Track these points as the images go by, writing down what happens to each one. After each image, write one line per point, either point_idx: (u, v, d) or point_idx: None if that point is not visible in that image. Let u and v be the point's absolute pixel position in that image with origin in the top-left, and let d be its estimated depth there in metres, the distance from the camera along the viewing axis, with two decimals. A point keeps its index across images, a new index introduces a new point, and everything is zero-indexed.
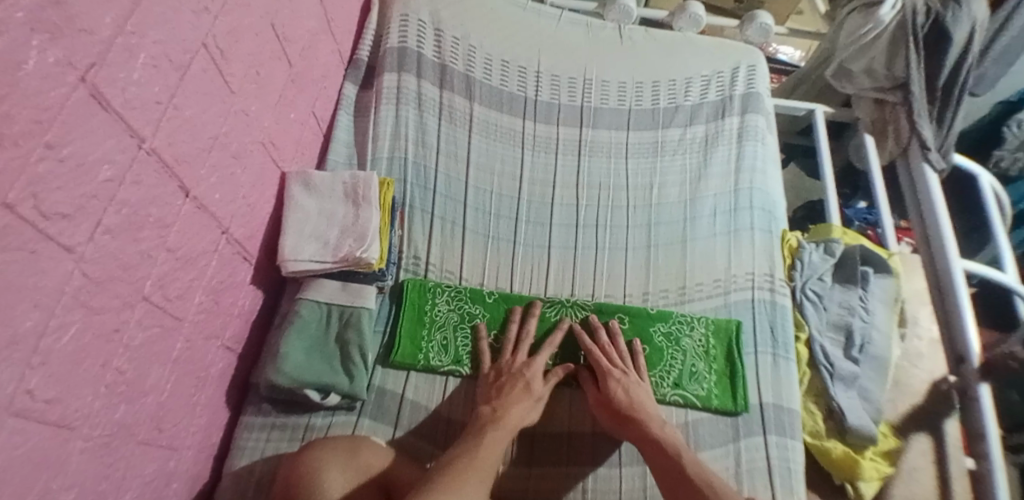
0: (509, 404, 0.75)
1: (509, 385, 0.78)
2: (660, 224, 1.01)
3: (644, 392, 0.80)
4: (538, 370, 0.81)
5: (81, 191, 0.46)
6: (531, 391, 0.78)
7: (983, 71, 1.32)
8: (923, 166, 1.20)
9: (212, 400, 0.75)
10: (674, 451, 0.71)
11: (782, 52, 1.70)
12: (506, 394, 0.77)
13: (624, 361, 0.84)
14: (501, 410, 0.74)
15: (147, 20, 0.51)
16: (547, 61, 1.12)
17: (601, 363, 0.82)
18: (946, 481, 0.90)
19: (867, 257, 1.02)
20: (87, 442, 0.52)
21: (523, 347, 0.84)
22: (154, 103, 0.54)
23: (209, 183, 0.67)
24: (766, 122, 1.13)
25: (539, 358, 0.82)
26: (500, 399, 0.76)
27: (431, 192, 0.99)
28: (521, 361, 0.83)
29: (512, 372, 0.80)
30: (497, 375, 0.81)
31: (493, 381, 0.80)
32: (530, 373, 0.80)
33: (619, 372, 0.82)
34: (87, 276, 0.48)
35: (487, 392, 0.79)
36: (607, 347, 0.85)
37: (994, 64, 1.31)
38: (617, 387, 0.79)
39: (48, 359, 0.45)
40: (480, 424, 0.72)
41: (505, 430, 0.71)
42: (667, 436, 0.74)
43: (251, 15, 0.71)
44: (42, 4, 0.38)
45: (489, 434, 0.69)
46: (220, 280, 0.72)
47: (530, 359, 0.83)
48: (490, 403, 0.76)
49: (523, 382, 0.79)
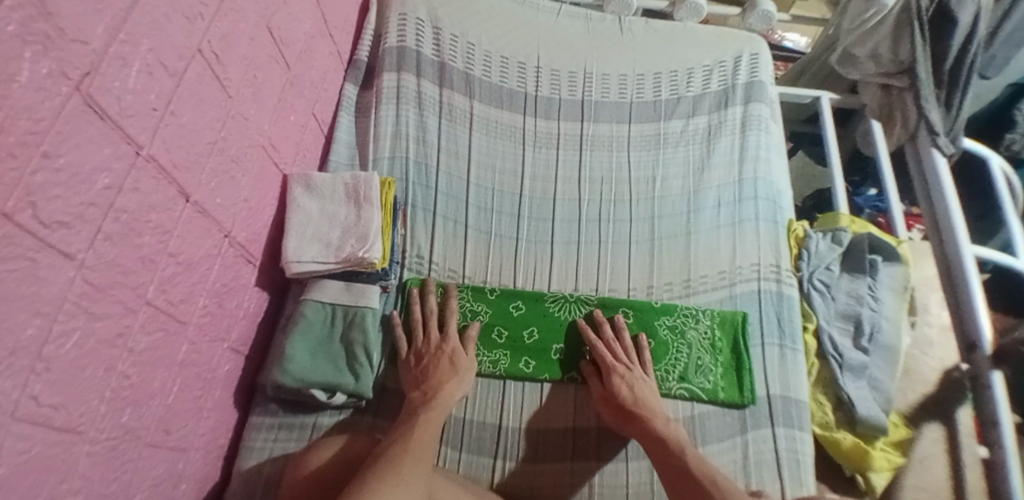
0: (440, 386, 0.77)
1: (432, 366, 0.79)
2: (663, 217, 1.00)
3: (648, 388, 0.80)
4: (458, 345, 0.83)
5: (78, 200, 0.46)
6: (457, 365, 0.80)
7: (994, 53, 1.30)
8: (932, 151, 1.17)
9: (219, 401, 0.76)
10: (678, 448, 0.71)
11: (787, 40, 1.67)
12: (432, 375, 0.78)
13: (630, 357, 0.84)
14: (431, 392, 0.76)
15: (139, 28, 0.51)
16: (546, 56, 1.11)
17: (606, 359, 0.82)
18: (959, 470, 0.89)
19: (875, 244, 1.00)
20: (93, 445, 0.53)
21: (433, 326, 0.84)
22: (149, 110, 0.55)
23: (209, 188, 0.67)
24: (770, 111, 1.11)
25: (452, 333, 0.84)
26: (430, 381, 0.77)
27: (432, 190, 0.99)
28: (436, 342, 0.83)
29: (432, 353, 0.81)
30: (417, 359, 0.81)
31: (415, 365, 0.81)
32: (450, 348, 0.81)
33: (624, 368, 0.81)
34: (88, 283, 0.49)
35: (411, 377, 0.79)
36: (614, 344, 0.85)
37: (1004, 46, 1.29)
38: (622, 384, 0.79)
39: (52, 365, 0.46)
40: (411, 410, 0.74)
41: (435, 412, 0.73)
42: (671, 432, 0.73)
43: (245, 20, 0.71)
44: (32, 16, 0.38)
45: (422, 419, 0.71)
46: (223, 283, 0.73)
47: (442, 335, 0.84)
48: (418, 388, 0.77)
49: (447, 357, 0.80)
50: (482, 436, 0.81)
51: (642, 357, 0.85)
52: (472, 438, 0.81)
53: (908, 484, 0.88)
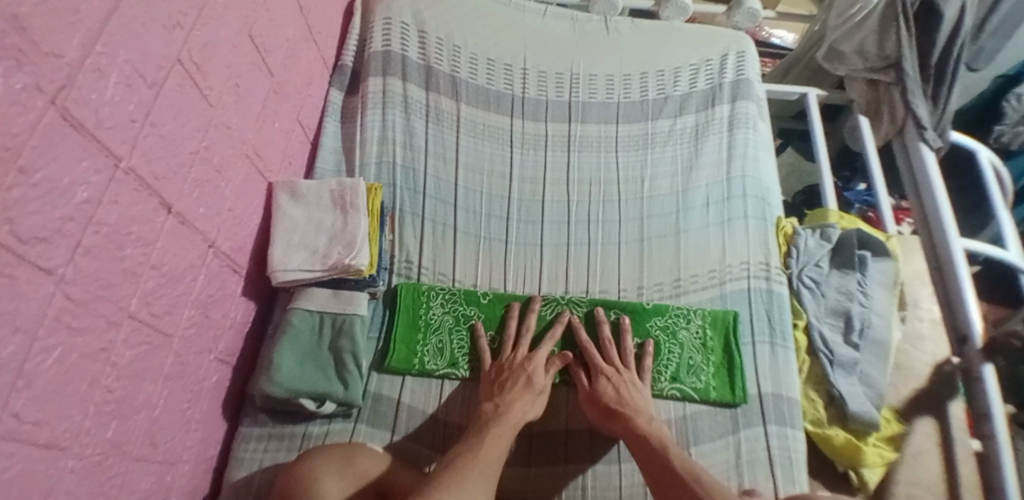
0: (513, 402, 0.76)
1: (510, 381, 0.79)
2: (652, 217, 1.00)
3: (636, 390, 0.80)
4: (540, 365, 0.81)
5: (57, 214, 0.46)
6: (532, 385, 0.79)
7: (982, 44, 1.31)
8: (919, 145, 1.17)
9: (208, 413, 0.75)
10: (661, 447, 0.71)
11: (775, 36, 1.67)
12: (508, 391, 0.78)
13: (619, 359, 0.84)
14: (502, 407, 0.75)
15: (116, 39, 0.51)
16: (532, 57, 1.11)
17: (594, 360, 0.83)
18: (952, 465, 0.89)
19: (863, 240, 1.00)
20: (78, 461, 0.52)
21: (523, 342, 0.85)
22: (128, 121, 0.54)
23: (192, 198, 0.67)
24: (758, 108, 1.11)
25: (539, 351, 0.83)
26: (504, 395, 0.77)
27: (420, 194, 0.98)
28: (521, 356, 0.83)
29: (514, 367, 0.81)
30: (498, 372, 0.82)
31: (494, 377, 0.81)
32: (531, 367, 0.80)
33: (611, 370, 0.82)
34: (68, 298, 0.48)
35: (488, 389, 0.80)
36: (606, 343, 0.85)
37: (993, 37, 1.30)
38: (608, 385, 0.79)
39: (33, 382, 0.45)
40: (483, 422, 0.73)
41: (508, 426, 0.72)
42: (654, 432, 0.73)
43: (226, 27, 0.70)
44: (6, 31, 0.38)
45: (493, 432, 0.71)
46: (209, 294, 0.72)
47: (530, 353, 0.83)
48: (492, 400, 0.77)
49: (525, 376, 0.79)
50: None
51: (627, 356, 0.85)
52: None
53: (901, 479, 0.88)
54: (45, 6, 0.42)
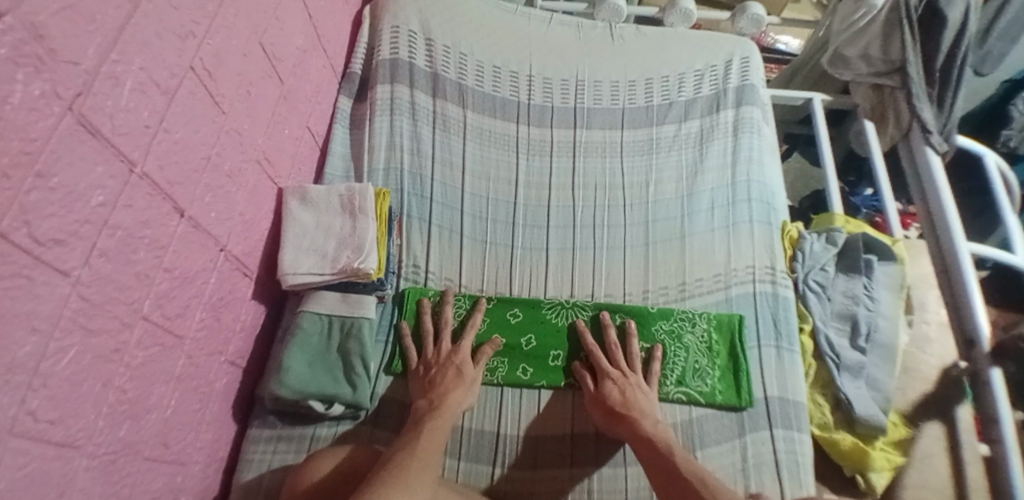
0: (447, 395, 0.76)
1: (439, 375, 0.79)
2: (658, 221, 1.00)
3: (641, 392, 0.80)
4: (466, 355, 0.83)
5: (73, 218, 0.47)
6: (463, 375, 0.80)
7: (988, 50, 1.32)
8: (925, 149, 1.18)
9: (218, 414, 0.76)
10: (666, 449, 0.71)
11: (780, 42, 1.68)
12: (440, 384, 0.78)
13: (625, 362, 0.84)
14: (437, 401, 0.76)
15: (130, 47, 0.53)
16: (538, 64, 1.12)
17: (600, 363, 0.83)
18: (960, 469, 0.88)
19: (870, 244, 1.00)
20: (91, 459, 0.53)
21: (444, 336, 0.85)
22: (142, 127, 0.56)
23: (204, 203, 0.68)
24: (762, 113, 1.12)
25: (463, 343, 0.84)
26: (436, 390, 0.77)
27: (428, 200, 0.99)
28: (445, 350, 0.83)
29: (441, 362, 0.81)
30: (426, 369, 0.82)
31: (423, 374, 0.81)
32: (458, 358, 0.81)
33: (618, 373, 0.82)
34: (84, 299, 0.50)
35: (419, 386, 0.80)
36: (612, 345, 0.85)
37: (999, 41, 1.30)
38: (614, 388, 0.80)
39: (49, 381, 0.46)
40: (418, 417, 0.73)
41: (443, 419, 0.73)
42: (659, 434, 0.74)
43: (237, 36, 0.72)
44: (24, 40, 0.39)
45: (428, 426, 0.71)
46: (220, 296, 0.74)
47: (453, 346, 0.84)
48: (425, 396, 0.77)
49: (453, 368, 0.80)
50: (481, 444, 0.81)
51: (632, 358, 0.85)
52: (471, 446, 0.81)
53: (909, 483, 0.88)
54: (62, 15, 0.43)
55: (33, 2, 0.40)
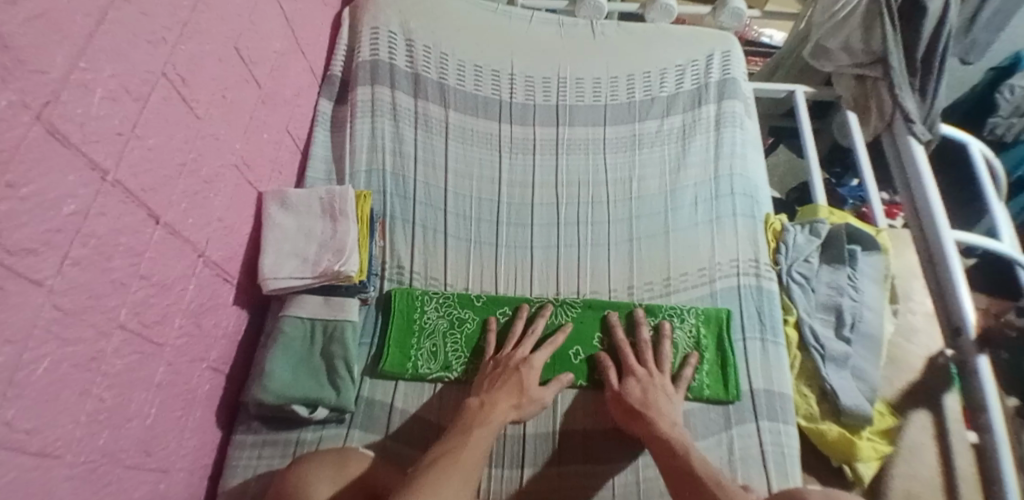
0: (497, 399, 0.76)
1: (502, 379, 0.79)
2: (642, 217, 1.00)
3: (664, 396, 0.79)
4: (536, 368, 0.81)
5: (45, 226, 0.47)
6: (525, 389, 0.78)
7: (973, 39, 1.34)
8: (908, 139, 1.18)
9: (201, 421, 0.76)
10: (682, 450, 0.70)
11: (765, 35, 1.68)
12: (499, 388, 0.78)
13: (656, 365, 0.84)
14: (487, 405, 0.76)
15: (100, 55, 0.52)
16: (520, 63, 1.12)
17: (628, 360, 0.84)
18: (949, 458, 0.88)
19: (854, 236, 1.01)
20: (71, 469, 0.53)
21: (526, 342, 0.85)
22: (114, 135, 0.55)
23: (181, 209, 0.68)
24: (745, 107, 1.12)
25: (539, 354, 0.83)
26: (489, 392, 0.78)
27: (411, 201, 0.99)
28: (520, 356, 0.83)
29: (508, 366, 0.81)
30: (493, 367, 0.82)
31: (489, 372, 0.82)
32: (528, 369, 0.80)
33: (644, 372, 0.82)
34: (57, 308, 0.49)
35: (480, 383, 0.81)
36: (643, 345, 0.86)
37: (986, 29, 1.32)
38: (636, 385, 0.80)
39: (25, 391, 0.46)
40: (468, 419, 0.74)
41: (491, 426, 0.72)
42: (676, 436, 0.73)
43: (212, 41, 0.72)
44: None
45: (476, 431, 0.71)
46: (201, 303, 0.73)
47: (529, 355, 0.83)
48: (478, 395, 0.78)
49: (517, 377, 0.79)
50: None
51: (664, 361, 0.85)
52: None
53: (897, 472, 0.88)
54: (28, 24, 0.43)
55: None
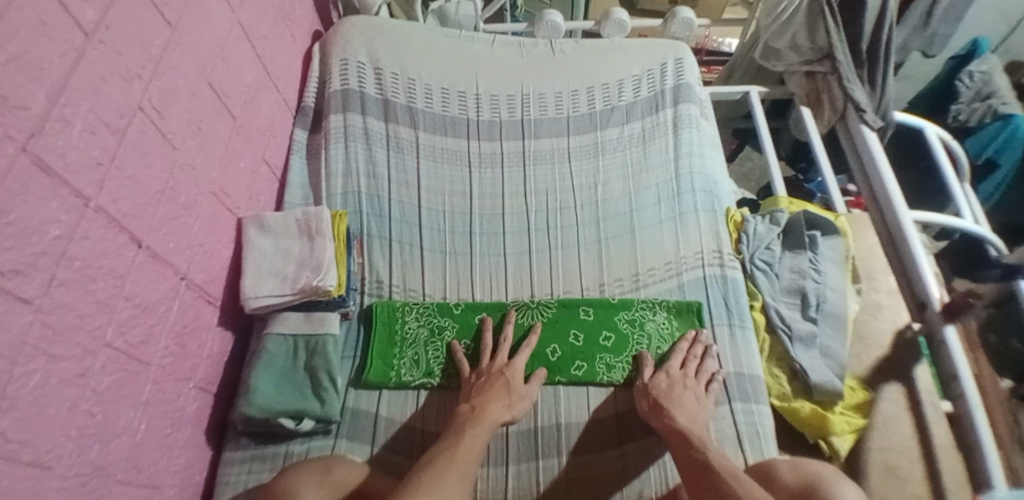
0: (488, 399, 0.79)
1: (489, 384, 0.82)
2: (608, 218, 1.05)
3: (692, 395, 0.81)
4: (519, 373, 0.85)
5: (30, 250, 0.51)
6: (510, 389, 0.82)
7: (933, 31, 1.41)
8: (861, 127, 1.24)
9: (190, 440, 0.79)
10: (699, 444, 0.72)
11: (725, 45, 1.80)
12: (486, 392, 0.81)
13: (695, 369, 0.86)
14: (479, 407, 0.78)
15: (77, 92, 0.58)
16: (484, 83, 1.19)
17: (669, 362, 0.86)
18: (924, 428, 0.90)
19: (813, 221, 1.05)
20: (62, 481, 0.56)
21: (502, 349, 0.88)
22: (94, 165, 0.60)
23: (161, 234, 0.72)
24: (700, 109, 1.18)
25: (518, 358, 0.87)
26: (479, 397, 0.80)
27: (386, 219, 1.04)
28: (500, 363, 0.86)
29: (492, 372, 0.84)
30: (478, 377, 0.85)
31: (474, 381, 0.84)
32: (510, 373, 0.84)
33: (679, 372, 0.85)
34: (46, 326, 0.53)
35: (466, 392, 0.83)
36: (690, 356, 0.87)
37: (943, 23, 1.40)
38: (664, 380, 0.83)
39: (16, 404, 0.50)
40: (459, 421, 0.77)
41: (482, 427, 0.74)
42: (694, 431, 0.75)
43: (183, 77, 0.77)
44: None
45: (471, 431, 0.74)
46: (185, 323, 0.77)
47: (509, 360, 0.87)
48: (469, 402, 0.80)
49: (502, 380, 0.83)
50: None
51: (704, 371, 0.86)
52: None
53: (875, 445, 0.89)
54: (9, 66, 0.48)
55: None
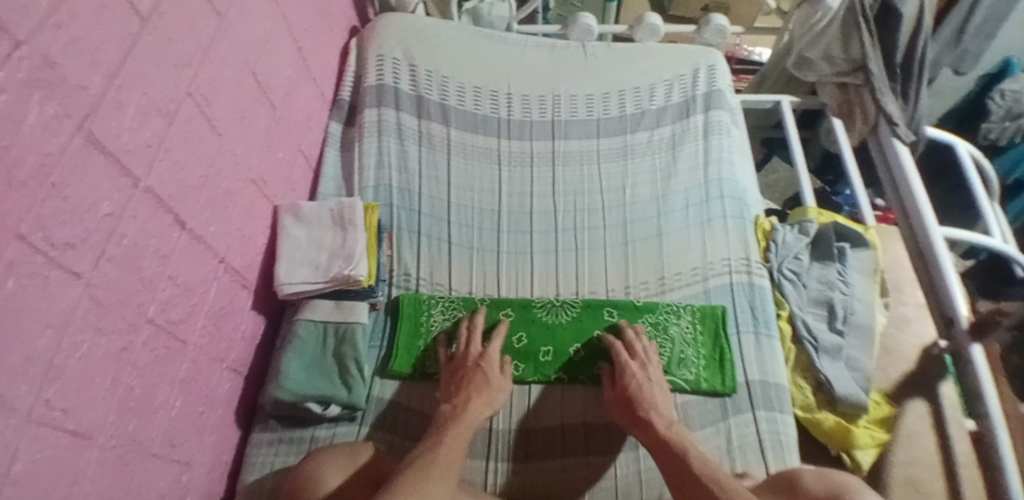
0: (468, 398, 0.78)
1: (467, 379, 0.82)
2: (635, 222, 1.05)
3: (659, 389, 0.82)
4: (496, 365, 0.84)
5: (83, 226, 0.53)
6: (489, 381, 0.81)
7: (965, 47, 1.39)
8: (892, 141, 1.23)
9: (221, 420, 0.81)
10: (682, 450, 0.70)
11: (755, 54, 1.77)
12: (465, 389, 0.80)
13: (647, 358, 0.86)
14: (459, 406, 0.77)
15: (132, 76, 0.59)
16: (516, 83, 1.20)
17: (620, 359, 0.85)
18: (947, 444, 0.89)
19: (842, 233, 1.04)
20: (102, 451, 0.57)
21: (475, 339, 0.88)
22: (144, 146, 0.62)
23: (203, 217, 0.74)
24: (731, 117, 1.17)
25: (492, 346, 0.86)
26: (460, 396, 0.79)
27: (416, 213, 1.05)
28: (475, 354, 0.86)
29: (469, 365, 0.84)
30: (455, 371, 0.85)
31: (452, 378, 0.83)
32: (486, 364, 0.83)
33: (636, 366, 0.84)
34: (94, 300, 0.55)
35: (448, 390, 0.82)
36: (637, 348, 0.87)
37: (975, 39, 1.38)
38: (634, 379, 0.82)
39: (62, 373, 0.51)
40: (441, 422, 0.75)
41: (462, 426, 0.73)
42: (675, 437, 0.73)
43: (229, 67, 0.79)
44: (38, 67, 0.46)
45: (450, 432, 0.72)
46: (221, 305, 0.79)
47: (484, 349, 0.86)
48: (450, 402, 0.79)
49: (481, 373, 0.82)
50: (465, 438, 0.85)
51: (649, 356, 0.86)
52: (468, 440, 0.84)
53: (897, 459, 0.89)
54: (70, 47, 0.50)
55: (44, 35, 0.47)
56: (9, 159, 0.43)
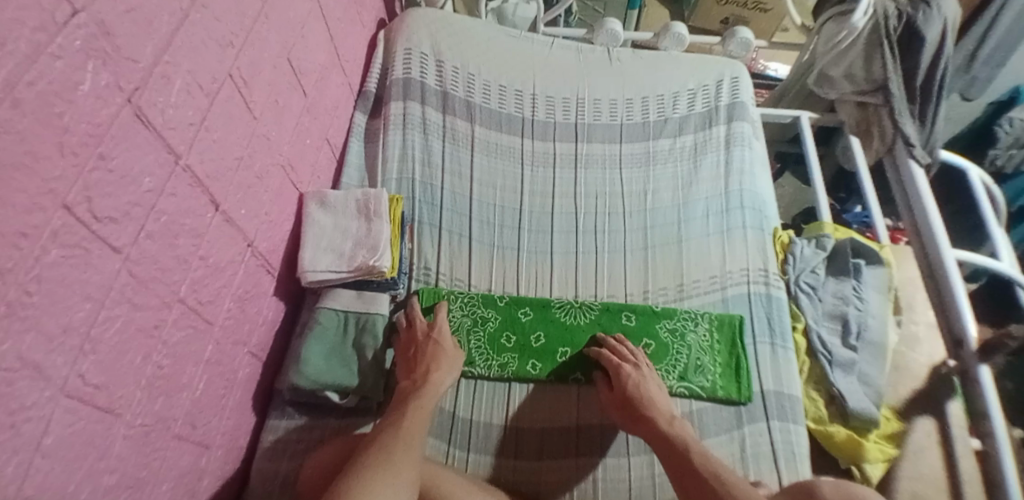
0: (430, 371, 0.81)
1: (421, 353, 0.84)
2: (655, 227, 1.06)
3: (655, 384, 0.84)
4: (446, 334, 0.88)
5: (126, 199, 0.53)
6: (440, 350, 0.85)
7: (974, 74, 1.44)
8: (908, 162, 1.24)
9: (239, 403, 0.80)
10: (683, 446, 0.74)
11: (770, 69, 1.80)
12: (422, 361, 0.83)
13: (628, 354, 0.88)
14: (420, 380, 0.80)
15: (180, 52, 0.59)
16: (541, 83, 1.20)
17: (610, 361, 0.86)
18: (953, 461, 0.90)
19: (857, 249, 1.06)
20: (129, 428, 0.57)
21: (417, 316, 0.90)
22: (187, 124, 0.62)
23: (235, 199, 0.74)
24: (752, 129, 1.18)
25: (440, 321, 0.89)
26: (419, 369, 0.82)
27: (438, 208, 1.05)
28: (422, 329, 0.88)
29: (419, 339, 0.86)
30: (408, 345, 0.87)
31: (408, 354, 0.86)
32: (437, 335, 0.86)
33: (617, 363, 0.86)
34: (131, 275, 0.54)
35: (406, 365, 0.84)
36: (615, 348, 0.89)
37: (985, 67, 1.43)
38: (631, 375, 0.84)
39: (97, 347, 0.51)
40: (403, 396, 0.78)
41: (425, 398, 0.77)
42: (674, 432, 0.76)
43: (268, 50, 0.79)
44: (94, 34, 0.46)
45: (413, 404, 0.75)
46: (246, 289, 0.79)
47: (431, 323, 0.89)
48: (409, 376, 0.82)
49: (432, 344, 0.85)
50: (475, 434, 0.85)
51: (628, 355, 0.88)
52: (479, 437, 0.84)
53: (904, 475, 0.89)
54: (124, 17, 0.50)
55: (101, 3, 0.46)
56: (60, 125, 0.42)
